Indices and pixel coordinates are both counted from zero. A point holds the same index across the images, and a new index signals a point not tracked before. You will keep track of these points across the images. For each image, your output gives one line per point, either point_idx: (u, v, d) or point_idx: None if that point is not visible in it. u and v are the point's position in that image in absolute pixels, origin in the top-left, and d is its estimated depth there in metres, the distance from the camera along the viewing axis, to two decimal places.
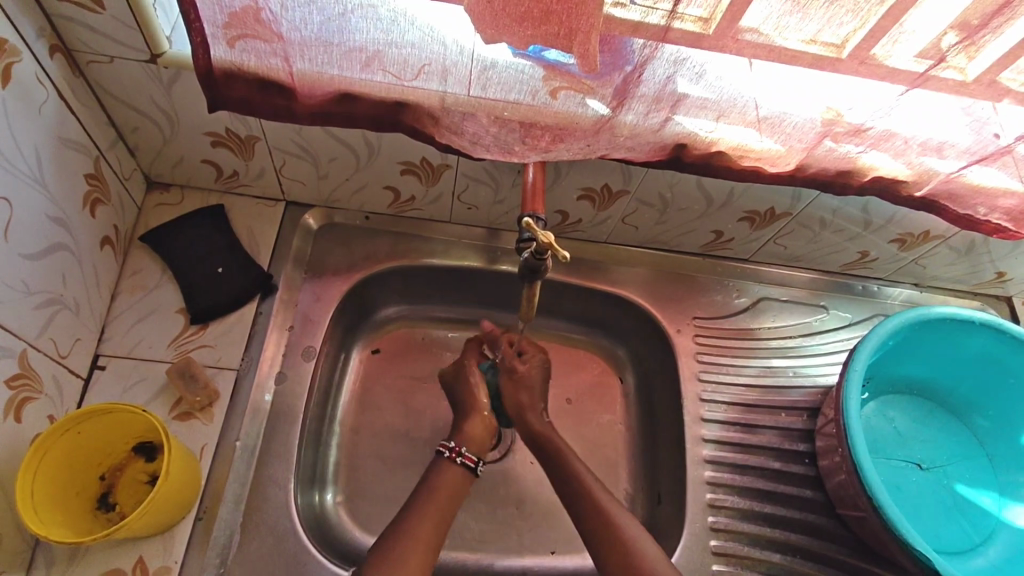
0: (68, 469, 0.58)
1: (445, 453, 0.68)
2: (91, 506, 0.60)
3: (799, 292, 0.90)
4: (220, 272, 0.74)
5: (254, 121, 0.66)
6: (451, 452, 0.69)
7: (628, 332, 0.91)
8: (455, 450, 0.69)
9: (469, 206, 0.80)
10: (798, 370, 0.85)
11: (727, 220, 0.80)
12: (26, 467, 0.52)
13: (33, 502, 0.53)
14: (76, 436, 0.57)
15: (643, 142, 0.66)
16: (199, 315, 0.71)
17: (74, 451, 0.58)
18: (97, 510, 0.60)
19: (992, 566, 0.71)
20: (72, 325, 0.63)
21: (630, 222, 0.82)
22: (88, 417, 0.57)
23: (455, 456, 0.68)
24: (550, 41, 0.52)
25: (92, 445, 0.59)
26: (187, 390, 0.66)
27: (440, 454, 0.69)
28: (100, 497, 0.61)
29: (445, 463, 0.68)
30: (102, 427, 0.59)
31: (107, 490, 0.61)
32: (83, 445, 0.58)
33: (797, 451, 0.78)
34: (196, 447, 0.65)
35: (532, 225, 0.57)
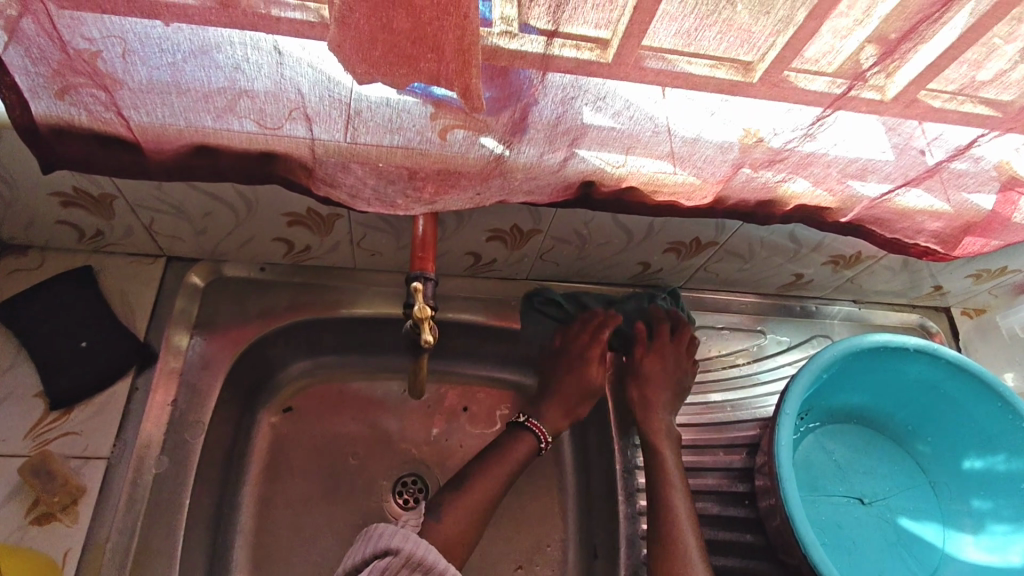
0: None
1: (539, 440, 0.73)
2: None
3: (734, 318, 0.86)
4: (84, 347, 0.65)
5: (104, 179, 0.58)
6: (541, 438, 0.73)
7: None
8: (541, 432, 0.73)
9: (372, 252, 0.72)
10: (736, 404, 0.82)
11: (652, 252, 0.75)
12: None
13: None
14: None
15: (542, 184, 0.60)
16: (61, 397, 0.63)
17: None
18: None
19: None
20: None
21: (549, 258, 0.75)
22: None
23: (540, 436, 0.73)
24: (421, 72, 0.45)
25: None
26: (44, 490, 0.58)
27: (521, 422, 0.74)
28: None
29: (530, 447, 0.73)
30: None
31: None
32: None
33: (738, 492, 0.72)
34: (58, 554, 0.57)
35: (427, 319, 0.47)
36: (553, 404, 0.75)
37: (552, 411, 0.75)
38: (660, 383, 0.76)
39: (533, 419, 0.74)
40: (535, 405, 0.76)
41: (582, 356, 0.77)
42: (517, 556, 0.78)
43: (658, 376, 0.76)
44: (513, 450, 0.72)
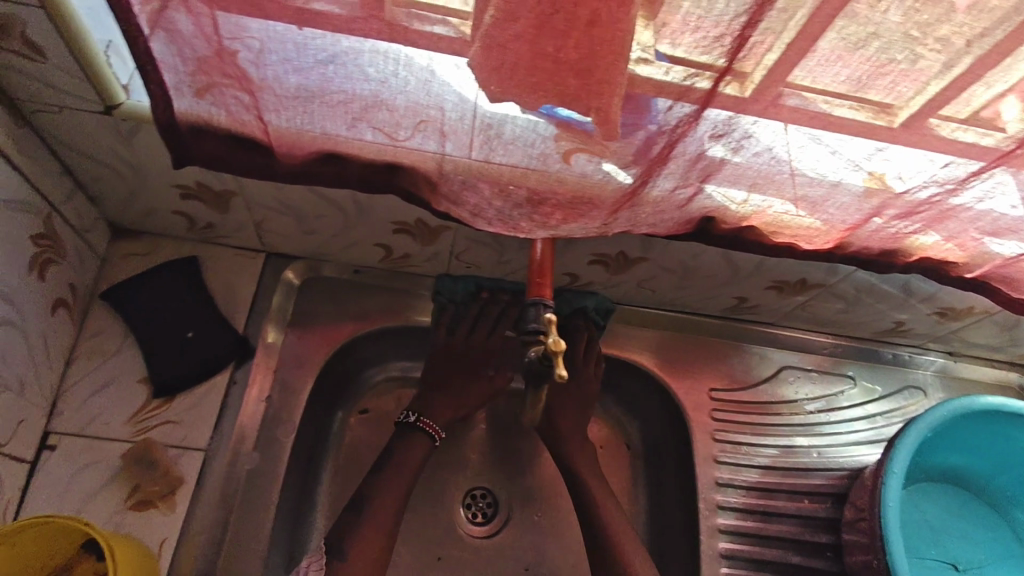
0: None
1: (432, 439, 0.71)
2: None
3: (824, 360, 0.83)
4: (189, 336, 0.66)
5: (227, 176, 0.58)
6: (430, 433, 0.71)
7: (636, 399, 0.83)
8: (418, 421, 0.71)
9: (469, 265, 0.72)
10: (821, 450, 0.78)
11: (751, 288, 0.73)
12: None
13: None
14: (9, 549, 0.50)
15: (666, 218, 0.57)
16: (165, 385, 0.64)
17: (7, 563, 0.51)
18: None
19: None
20: (16, 405, 0.56)
21: (647, 285, 0.74)
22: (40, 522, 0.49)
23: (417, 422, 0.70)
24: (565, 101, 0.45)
25: (31, 553, 0.52)
26: (146, 477, 0.59)
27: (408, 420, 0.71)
28: None
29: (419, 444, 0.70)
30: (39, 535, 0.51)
31: None
32: (18, 556, 0.51)
33: (820, 543, 0.69)
34: (155, 542, 0.58)
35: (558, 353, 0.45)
36: (441, 399, 0.72)
37: (442, 409, 0.72)
38: (568, 410, 0.75)
39: (423, 417, 0.71)
40: (425, 403, 0.72)
41: (488, 356, 0.75)
42: None
43: (558, 402, 0.74)
44: (412, 454, 0.69)
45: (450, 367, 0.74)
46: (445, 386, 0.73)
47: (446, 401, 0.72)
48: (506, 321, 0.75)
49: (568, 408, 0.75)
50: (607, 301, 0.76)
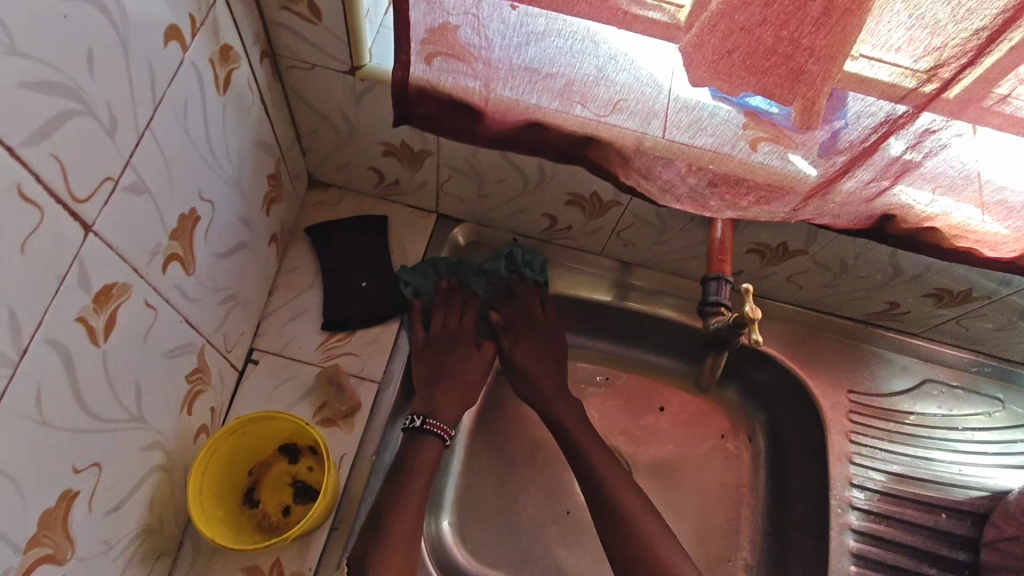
0: (227, 464, 0.59)
1: (443, 439, 0.68)
2: (238, 501, 0.62)
3: (972, 379, 0.80)
4: (365, 286, 0.74)
5: (433, 137, 0.65)
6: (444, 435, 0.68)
7: (764, 391, 0.84)
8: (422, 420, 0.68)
9: (626, 243, 0.76)
10: (962, 468, 0.76)
11: (907, 294, 0.72)
12: (199, 462, 0.54)
13: (200, 499, 0.55)
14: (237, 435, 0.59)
15: (850, 210, 0.59)
16: (349, 321, 0.71)
17: (233, 448, 0.59)
18: (243, 505, 0.62)
19: None
20: (239, 320, 0.64)
21: (796, 280, 0.74)
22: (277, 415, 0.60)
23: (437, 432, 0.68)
24: (773, 91, 0.48)
25: (247, 443, 0.61)
26: (335, 397, 0.67)
27: (410, 423, 0.68)
28: (247, 492, 0.62)
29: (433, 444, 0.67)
30: (257, 427, 0.60)
31: (254, 487, 0.63)
32: (240, 444, 0.60)
33: (957, 560, 0.71)
34: (336, 455, 0.66)
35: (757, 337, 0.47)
36: (445, 395, 0.71)
37: (446, 405, 0.70)
38: (544, 368, 0.76)
39: (430, 420, 0.68)
40: (430, 404, 0.70)
41: (451, 340, 0.74)
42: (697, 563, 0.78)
43: (534, 356, 0.76)
44: (423, 459, 0.66)
45: (416, 365, 0.71)
46: (455, 379, 0.72)
47: (455, 390, 0.72)
48: (461, 299, 0.77)
49: (540, 357, 0.77)
50: (535, 257, 0.78)
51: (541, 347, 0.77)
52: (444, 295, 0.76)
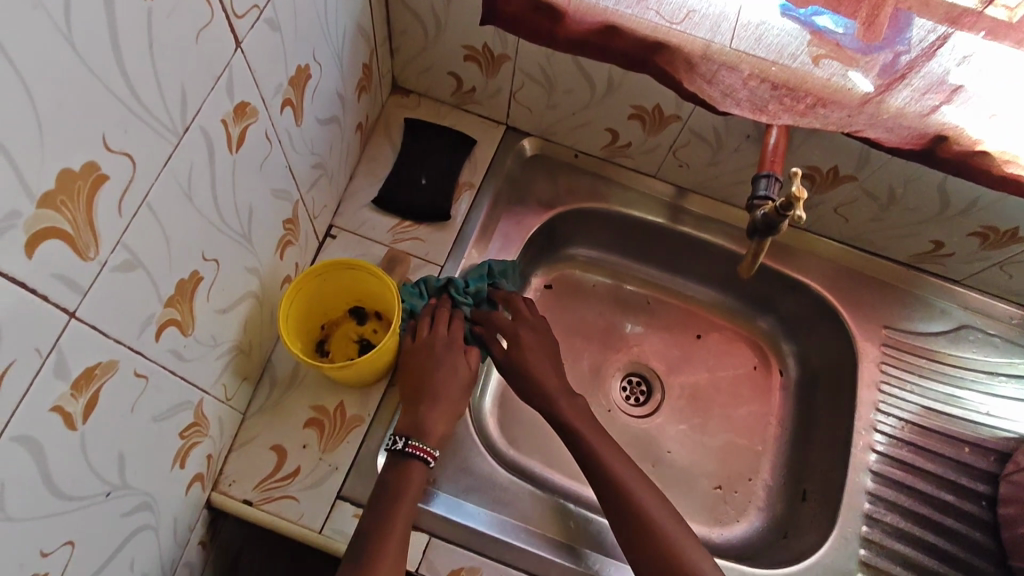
0: (308, 309, 0.67)
1: (427, 462, 0.61)
2: (311, 347, 0.70)
3: (1013, 330, 0.81)
4: (423, 183, 0.79)
5: (513, 40, 0.70)
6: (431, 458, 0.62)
7: (799, 324, 0.88)
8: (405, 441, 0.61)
9: (681, 163, 0.80)
10: (991, 409, 0.78)
11: (952, 232, 0.74)
12: (290, 295, 0.62)
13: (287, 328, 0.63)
14: (321, 282, 0.66)
15: (904, 126, 0.62)
16: (417, 210, 0.78)
17: (315, 296, 0.67)
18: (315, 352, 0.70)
19: None
20: (325, 191, 0.72)
21: (842, 212, 0.78)
22: (351, 268, 0.66)
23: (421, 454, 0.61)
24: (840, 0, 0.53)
25: (327, 295, 0.68)
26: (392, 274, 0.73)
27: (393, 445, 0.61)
28: (319, 342, 0.70)
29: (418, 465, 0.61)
30: (338, 281, 0.67)
31: (325, 338, 0.71)
32: (321, 294, 0.67)
33: (976, 491, 0.73)
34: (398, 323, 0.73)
35: (801, 195, 0.52)
36: (435, 414, 0.64)
37: (435, 421, 0.63)
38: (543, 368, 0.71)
39: (413, 441, 0.61)
40: (417, 422, 0.63)
41: (439, 350, 0.67)
42: (718, 476, 0.83)
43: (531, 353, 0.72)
44: (407, 484, 0.60)
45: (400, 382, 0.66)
46: (440, 394, 0.65)
47: (446, 411, 0.65)
48: (447, 311, 0.70)
49: (538, 357, 0.72)
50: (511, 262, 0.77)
51: (537, 342, 0.73)
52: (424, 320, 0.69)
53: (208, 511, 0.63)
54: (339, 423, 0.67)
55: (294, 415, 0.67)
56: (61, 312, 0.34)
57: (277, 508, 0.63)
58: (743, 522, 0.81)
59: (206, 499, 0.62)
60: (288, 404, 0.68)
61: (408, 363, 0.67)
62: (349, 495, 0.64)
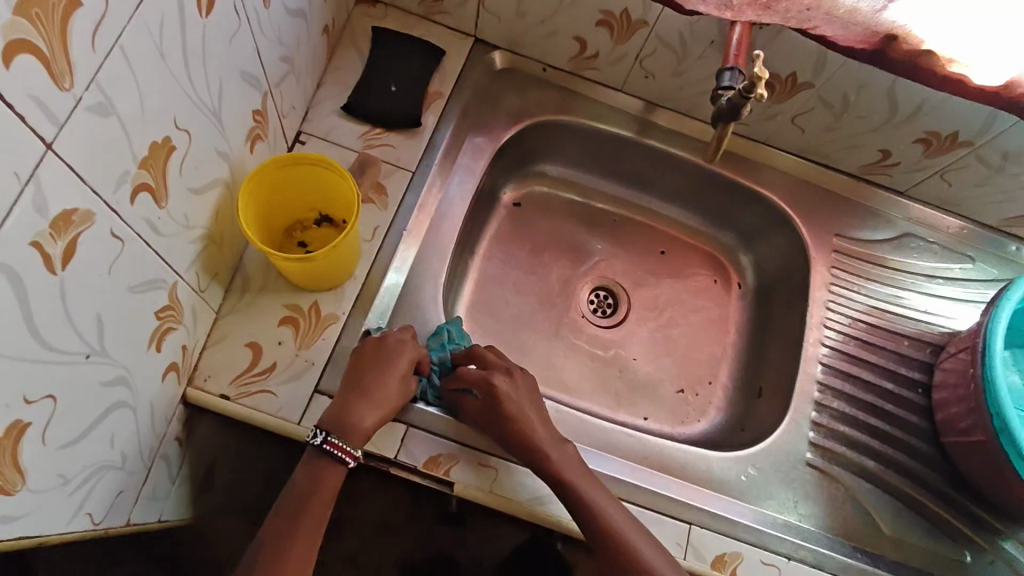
0: (312, 188, 0.67)
1: (346, 462, 0.59)
2: (312, 217, 0.70)
3: (951, 239, 0.87)
4: (393, 91, 0.79)
5: None
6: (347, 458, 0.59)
7: (755, 236, 0.92)
8: (325, 440, 0.59)
9: (646, 74, 0.82)
10: (929, 308, 0.84)
11: (899, 139, 0.79)
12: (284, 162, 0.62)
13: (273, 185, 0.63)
14: (323, 175, 0.64)
15: (857, 23, 0.65)
16: (386, 117, 0.77)
17: (320, 182, 0.66)
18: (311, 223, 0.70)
19: None
20: (292, 93, 0.71)
21: (798, 122, 0.81)
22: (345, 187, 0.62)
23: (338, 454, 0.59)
24: None
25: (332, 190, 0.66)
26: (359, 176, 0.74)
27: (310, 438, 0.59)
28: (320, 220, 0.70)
29: (332, 462, 0.59)
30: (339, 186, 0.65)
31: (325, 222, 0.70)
32: (325, 185, 0.66)
33: (914, 380, 0.79)
34: (371, 227, 0.73)
35: (763, 74, 0.54)
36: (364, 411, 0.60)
37: (364, 419, 0.60)
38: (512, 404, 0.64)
39: (332, 438, 0.58)
40: (341, 416, 0.59)
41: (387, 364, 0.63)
42: (680, 381, 0.88)
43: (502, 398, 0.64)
44: (322, 482, 0.58)
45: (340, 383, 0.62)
46: (375, 401, 0.61)
47: (376, 407, 0.61)
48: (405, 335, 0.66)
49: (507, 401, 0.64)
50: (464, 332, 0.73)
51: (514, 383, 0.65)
52: (369, 340, 0.64)
53: (184, 407, 0.64)
54: (314, 321, 0.68)
55: (267, 314, 0.67)
56: (37, 140, 0.34)
57: (255, 402, 0.64)
58: (702, 421, 0.85)
59: (180, 394, 0.62)
60: (261, 304, 0.67)
61: (356, 362, 0.63)
62: (326, 388, 0.65)
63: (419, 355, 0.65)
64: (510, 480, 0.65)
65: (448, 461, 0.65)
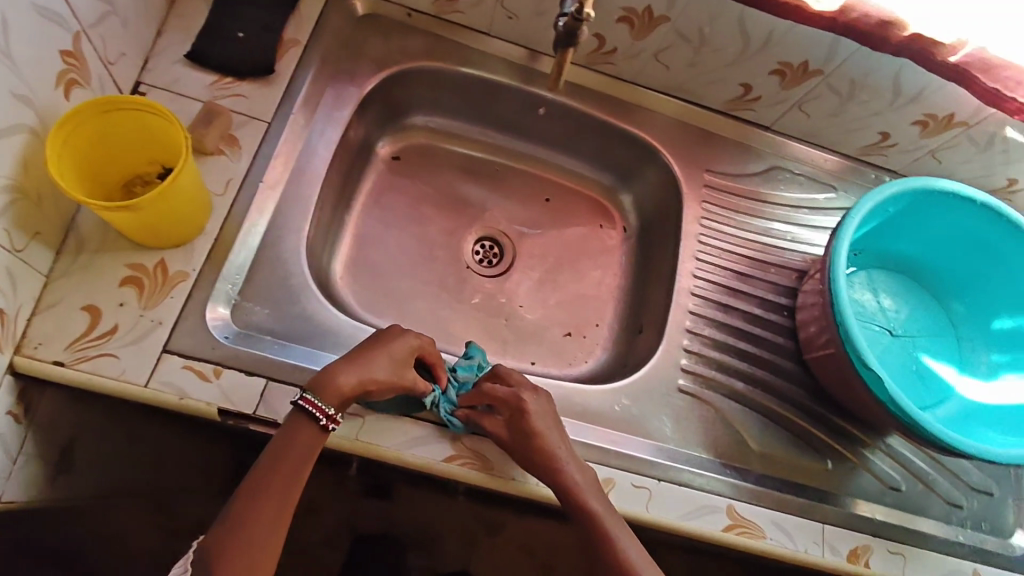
0: (150, 139, 0.62)
1: (319, 419, 0.57)
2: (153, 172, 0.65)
3: (815, 170, 0.91)
4: (241, 37, 0.74)
5: None
6: (325, 420, 0.57)
7: (634, 177, 0.93)
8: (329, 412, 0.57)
9: (510, 14, 0.80)
10: (795, 236, 0.87)
11: (758, 71, 0.80)
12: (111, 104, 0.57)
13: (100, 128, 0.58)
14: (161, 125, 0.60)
15: None
16: (233, 64, 0.72)
17: (158, 133, 0.61)
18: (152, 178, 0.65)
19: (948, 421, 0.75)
20: (119, 37, 0.65)
21: (663, 59, 0.82)
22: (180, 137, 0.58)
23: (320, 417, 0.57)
24: None
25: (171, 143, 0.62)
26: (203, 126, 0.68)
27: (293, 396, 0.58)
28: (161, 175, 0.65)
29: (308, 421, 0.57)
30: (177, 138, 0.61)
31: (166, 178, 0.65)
32: (164, 136, 0.61)
33: (780, 303, 0.83)
34: (224, 179, 0.69)
35: None
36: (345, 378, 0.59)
37: (344, 380, 0.59)
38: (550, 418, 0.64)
39: (307, 394, 0.57)
40: (324, 378, 0.58)
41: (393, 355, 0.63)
42: (567, 324, 0.88)
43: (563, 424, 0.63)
44: (292, 442, 0.57)
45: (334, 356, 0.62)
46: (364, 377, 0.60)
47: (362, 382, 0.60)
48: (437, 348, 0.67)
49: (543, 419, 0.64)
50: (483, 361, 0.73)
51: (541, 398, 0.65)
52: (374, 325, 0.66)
53: (15, 377, 0.59)
54: (159, 279, 0.64)
55: (107, 275, 0.63)
56: None
57: (95, 367, 0.60)
58: (589, 361, 0.87)
59: (6, 363, 0.58)
60: (99, 264, 0.63)
61: None
62: (176, 347, 0.62)
63: (424, 346, 0.67)
64: (429, 444, 0.65)
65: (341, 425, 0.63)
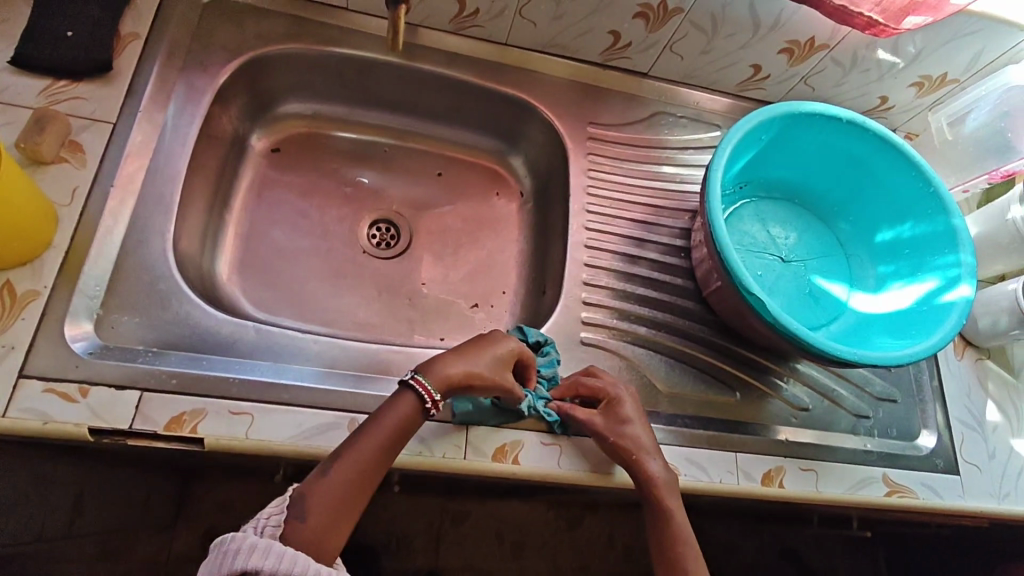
0: None
1: (425, 402, 0.59)
2: None
3: (697, 111, 0.91)
4: (69, 37, 0.69)
5: None
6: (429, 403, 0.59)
7: (522, 139, 0.92)
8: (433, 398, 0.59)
9: None
10: (686, 179, 0.88)
11: (621, 16, 0.80)
12: None
13: None
14: None
15: None
16: (65, 66, 0.68)
17: None
18: None
19: (842, 335, 0.77)
20: None
21: (527, 15, 0.81)
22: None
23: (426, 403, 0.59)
24: None
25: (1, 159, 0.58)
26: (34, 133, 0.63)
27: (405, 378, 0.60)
28: None
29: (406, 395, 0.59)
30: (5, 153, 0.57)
31: None
32: None
33: (677, 246, 0.84)
34: (68, 188, 0.65)
35: None
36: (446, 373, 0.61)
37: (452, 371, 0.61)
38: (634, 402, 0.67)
39: (418, 376, 0.59)
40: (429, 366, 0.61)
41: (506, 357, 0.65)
42: (473, 296, 0.87)
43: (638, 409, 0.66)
44: (397, 414, 0.58)
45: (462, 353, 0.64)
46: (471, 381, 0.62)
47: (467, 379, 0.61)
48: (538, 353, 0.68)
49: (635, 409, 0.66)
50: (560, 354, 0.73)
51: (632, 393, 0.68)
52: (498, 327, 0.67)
53: None
54: (7, 302, 0.60)
55: None
56: None
57: None
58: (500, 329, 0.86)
59: None
60: None
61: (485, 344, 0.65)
62: (35, 371, 0.58)
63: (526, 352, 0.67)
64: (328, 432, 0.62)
65: (329, 437, 0.62)
